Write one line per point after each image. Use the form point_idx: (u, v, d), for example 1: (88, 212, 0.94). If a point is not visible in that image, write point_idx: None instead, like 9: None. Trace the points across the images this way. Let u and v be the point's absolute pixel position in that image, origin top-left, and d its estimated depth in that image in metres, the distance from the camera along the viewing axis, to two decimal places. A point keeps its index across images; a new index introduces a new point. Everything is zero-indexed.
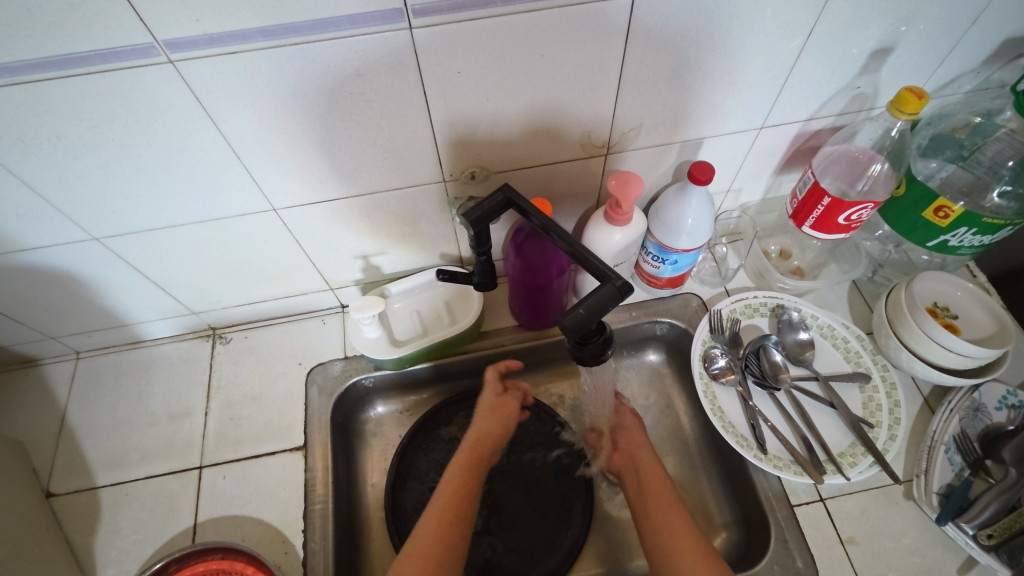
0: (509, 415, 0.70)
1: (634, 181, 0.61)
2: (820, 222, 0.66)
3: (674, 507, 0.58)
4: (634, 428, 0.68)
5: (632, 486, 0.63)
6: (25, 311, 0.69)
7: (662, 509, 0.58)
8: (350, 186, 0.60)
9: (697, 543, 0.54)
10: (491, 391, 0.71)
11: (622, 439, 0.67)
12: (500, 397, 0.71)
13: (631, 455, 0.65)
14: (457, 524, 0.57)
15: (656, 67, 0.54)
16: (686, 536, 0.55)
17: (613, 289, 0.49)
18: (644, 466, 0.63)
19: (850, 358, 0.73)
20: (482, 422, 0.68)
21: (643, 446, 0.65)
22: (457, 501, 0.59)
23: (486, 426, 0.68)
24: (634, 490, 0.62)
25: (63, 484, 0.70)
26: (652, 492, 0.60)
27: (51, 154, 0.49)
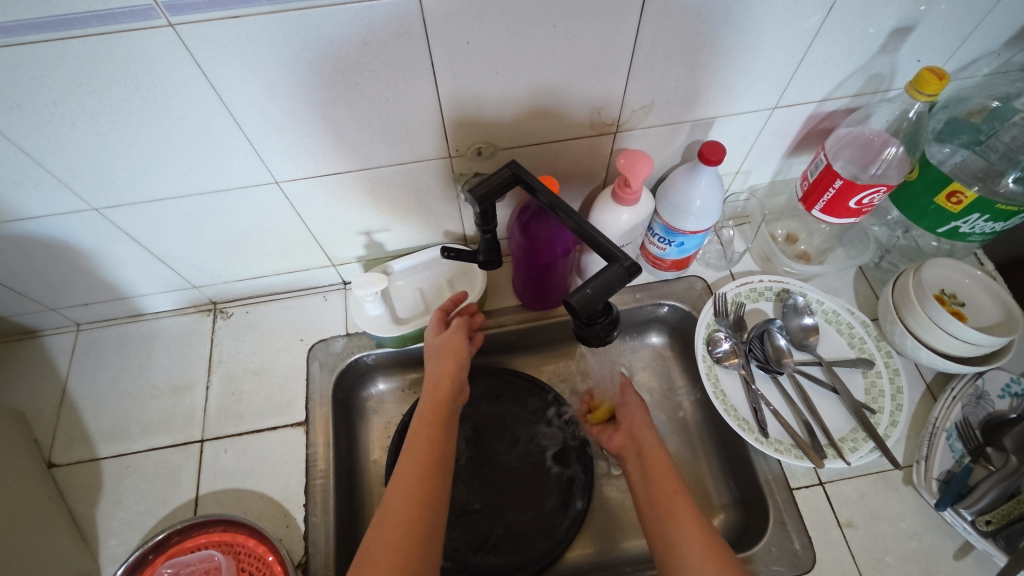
0: (460, 348, 0.63)
1: (643, 160, 0.60)
2: (830, 206, 0.65)
3: (680, 493, 0.57)
4: (637, 411, 0.67)
5: (636, 472, 0.61)
6: (24, 282, 0.68)
7: (665, 496, 0.56)
8: (355, 159, 0.59)
9: (702, 532, 0.53)
10: (433, 330, 0.65)
11: (627, 421, 0.67)
12: (442, 335, 0.64)
13: (636, 438, 0.64)
14: (434, 480, 0.53)
15: (671, 42, 0.53)
16: (693, 526, 0.53)
17: (620, 270, 0.48)
18: (648, 452, 0.62)
19: (855, 344, 0.72)
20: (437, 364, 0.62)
21: (647, 429, 0.65)
22: (430, 456, 0.54)
23: (440, 365, 0.61)
24: (638, 477, 0.61)
25: (65, 455, 0.70)
26: (656, 479, 0.59)
27: (48, 117, 0.47)
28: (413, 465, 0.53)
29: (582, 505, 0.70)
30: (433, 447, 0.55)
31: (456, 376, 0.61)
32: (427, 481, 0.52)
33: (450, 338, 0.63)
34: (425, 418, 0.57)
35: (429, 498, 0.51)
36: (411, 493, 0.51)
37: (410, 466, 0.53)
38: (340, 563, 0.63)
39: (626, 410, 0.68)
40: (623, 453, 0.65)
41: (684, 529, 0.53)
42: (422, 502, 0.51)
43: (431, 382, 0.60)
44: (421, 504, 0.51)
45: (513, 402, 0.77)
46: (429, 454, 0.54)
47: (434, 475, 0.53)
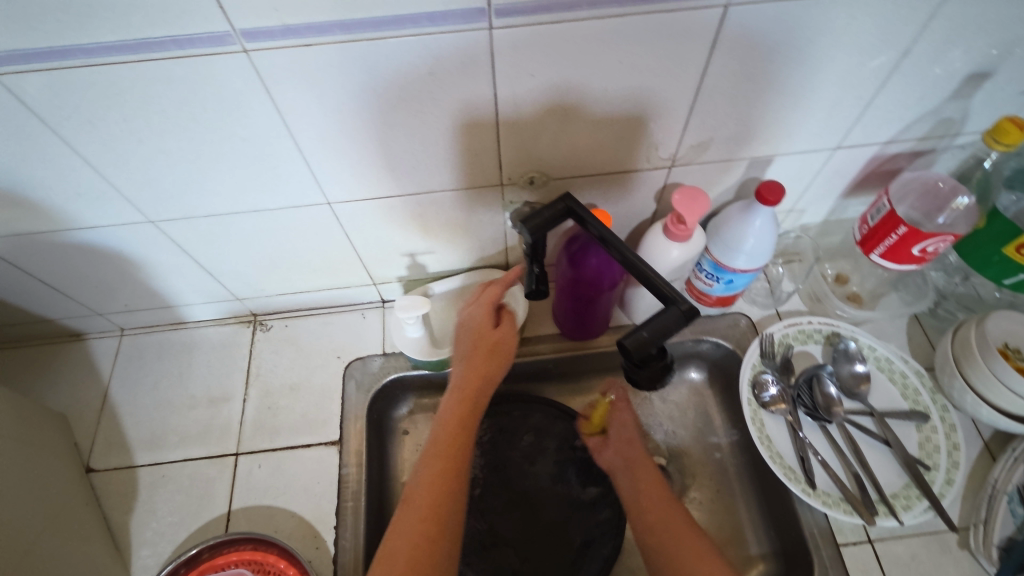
0: (501, 344, 0.58)
1: (700, 197, 0.59)
2: (891, 251, 0.63)
3: (678, 509, 0.56)
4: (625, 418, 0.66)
5: (625, 487, 0.60)
6: (75, 287, 0.69)
7: (659, 512, 0.56)
8: (407, 184, 0.59)
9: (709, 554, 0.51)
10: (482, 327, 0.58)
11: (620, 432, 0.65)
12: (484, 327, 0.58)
13: (626, 451, 0.63)
14: (450, 501, 0.50)
15: (737, 80, 0.52)
16: (690, 543, 0.52)
17: (678, 313, 0.47)
18: (638, 464, 0.61)
19: (908, 395, 0.69)
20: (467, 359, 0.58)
21: (639, 441, 0.64)
22: (449, 475, 0.51)
23: (471, 363, 0.57)
24: (628, 488, 0.60)
25: (103, 460, 0.71)
26: (648, 493, 0.58)
27: (117, 135, 0.48)
28: (429, 483, 0.51)
29: (614, 548, 0.68)
30: (453, 462, 0.52)
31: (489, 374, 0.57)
32: (446, 493, 0.50)
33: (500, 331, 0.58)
34: (445, 423, 0.54)
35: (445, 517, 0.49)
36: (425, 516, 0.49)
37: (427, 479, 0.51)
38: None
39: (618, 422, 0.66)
40: (613, 468, 0.63)
41: (682, 546, 0.52)
42: (438, 527, 0.48)
43: (457, 380, 0.57)
44: (437, 523, 0.48)
45: (543, 432, 0.75)
46: (448, 471, 0.51)
47: (450, 496, 0.50)
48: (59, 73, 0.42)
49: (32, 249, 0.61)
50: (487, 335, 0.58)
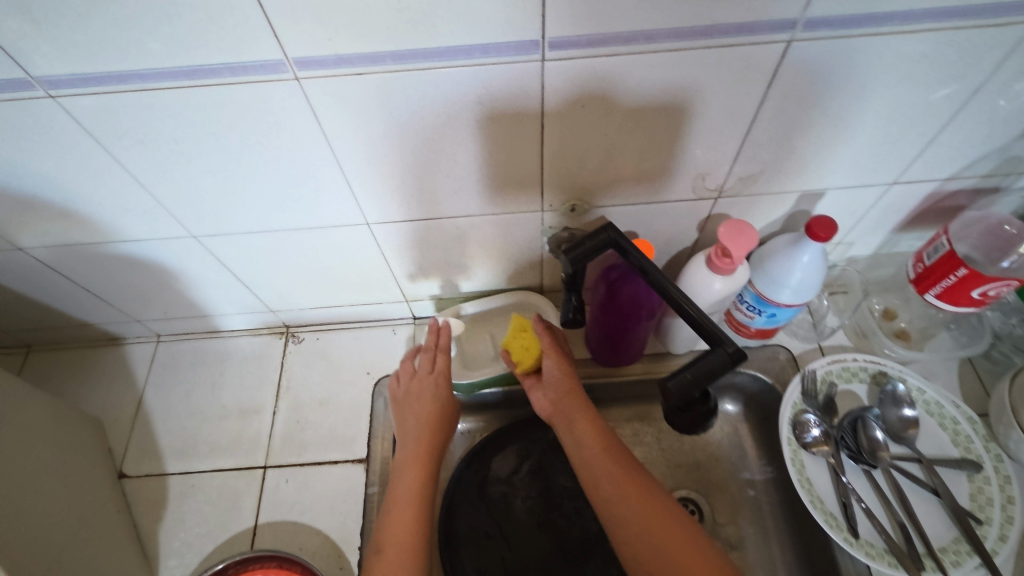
0: (432, 391, 0.61)
1: (747, 230, 0.56)
2: (948, 293, 0.60)
3: (609, 446, 0.54)
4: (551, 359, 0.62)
5: (569, 442, 0.56)
6: (115, 295, 0.71)
7: (606, 467, 0.52)
8: (447, 208, 0.59)
9: (639, 490, 0.50)
10: (412, 373, 0.63)
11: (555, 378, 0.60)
12: (420, 377, 0.62)
13: (560, 400, 0.59)
14: (420, 548, 0.50)
15: (793, 114, 0.50)
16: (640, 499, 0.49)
17: (724, 356, 0.45)
18: (577, 412, 0.57)
19: (959, 442, 0.65)
20: (408, 408, 0.60)
21: (574, 383, 0.60)
22: (418, 520, 0.51)
23: (415, 411, 0.59)
24: (571, 443, 0.56)
25: (136, 467, 0.72)
26: (588, 442, 0.55)
27: (166, 154, 0.49)
28: (399, 529, 0.50)
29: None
30: (421, 505, 0.52)
31: (441, 418, 0.59)
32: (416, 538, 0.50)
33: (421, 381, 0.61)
34: (406, 467, 0.55)
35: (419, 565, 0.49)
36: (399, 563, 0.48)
37: (398, 525, 0.51)
38: None
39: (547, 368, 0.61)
40: (553, 419, 0.59)
41: (634, 502, 0.49)
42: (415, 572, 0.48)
43: (410, 428, 0.58)
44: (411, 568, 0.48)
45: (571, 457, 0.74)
46: (416, 514, 0.52)
47: (420, 543, 0.50)
48: (115, 97, 0.43)
49: (77, 259, 0.62)
50: (428, 392, 0.61)
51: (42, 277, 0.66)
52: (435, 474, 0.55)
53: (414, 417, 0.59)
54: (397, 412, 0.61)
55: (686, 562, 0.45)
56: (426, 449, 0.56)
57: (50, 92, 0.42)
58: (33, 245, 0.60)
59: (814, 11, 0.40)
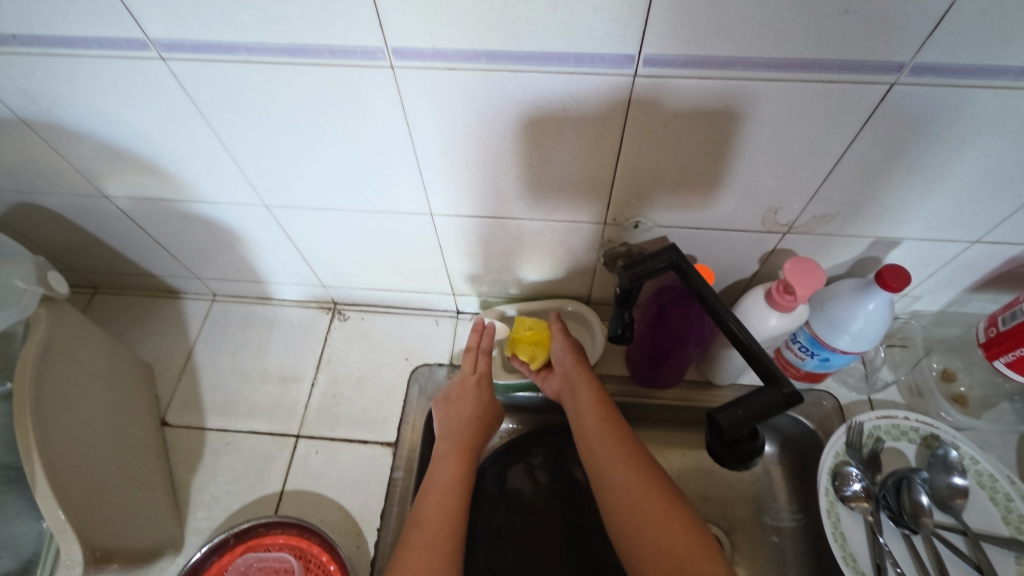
0: (473, 388, 0.65)
1: (814, 270, 0.55)
2: (1021, 363, 0.57)
3: (606, 417, 0.58)
4: (560, 344, 0.67)
5: (570, 410, 0.62)
6: (182, 251, 0.74)
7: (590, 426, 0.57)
8: (511, 209, 0.59)
9: (626, 453, 0.53)
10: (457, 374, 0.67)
11: (559, 360, 0.66)
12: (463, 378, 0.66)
13: (567, 374, 0.64)
14: (456, 530, 0.50)
15: (883, 158, 0.48)
16: (615, 451, 0.54)
17: (780, 396, 0.44)
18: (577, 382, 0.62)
19: (1011, 520, 0.61)
20: (450, 406, 0.64)
21: (580, 362, 0.65)
22: (454, 504, 0.52)
23: (455, 409, 0.63)
24: (572, 412, 0.61)
25: (178, 416, 0.74)
26: (586, 412, 0.59)
27: (256, 126, 0.50)
28: (435, 510, 0.51)
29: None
30: (459, 490, 0.54)
31: (478, 415, 0.62)
32: (453, 518, 0.51)
33: (463, 381, 0.66)
34: (446, 457, 0.57)
35: (455, 546, 0.49)
36: (435, 537, 0.49)
37: (436, 506, 0.52)
38: None
39: (558, 353, 0.67)
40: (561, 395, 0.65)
41: (612, 454, 0.54)
42: (450, 548, 0.48)
43: (448, 425, 0.62)
44: (445, 545, 0.48)
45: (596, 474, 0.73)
46: (455, 497, 0.53)
47: (456, 525, 0.50)
48: (220, 65, 0.44)
49: (155, 213, 0.65)
50: (470, 392, 0.64)
51: (119, 225, 0.69)
52: (472, 463, 0.57)
53: (454, 414, 0.63)
54: (440, 410, 0.65)
55: (653, 511, 0.48)
56: (463, 442, 0.59)
57: (161, 54, 0.44)
58: (118, 195, 0.63)
59: (925, 56, 0.39)
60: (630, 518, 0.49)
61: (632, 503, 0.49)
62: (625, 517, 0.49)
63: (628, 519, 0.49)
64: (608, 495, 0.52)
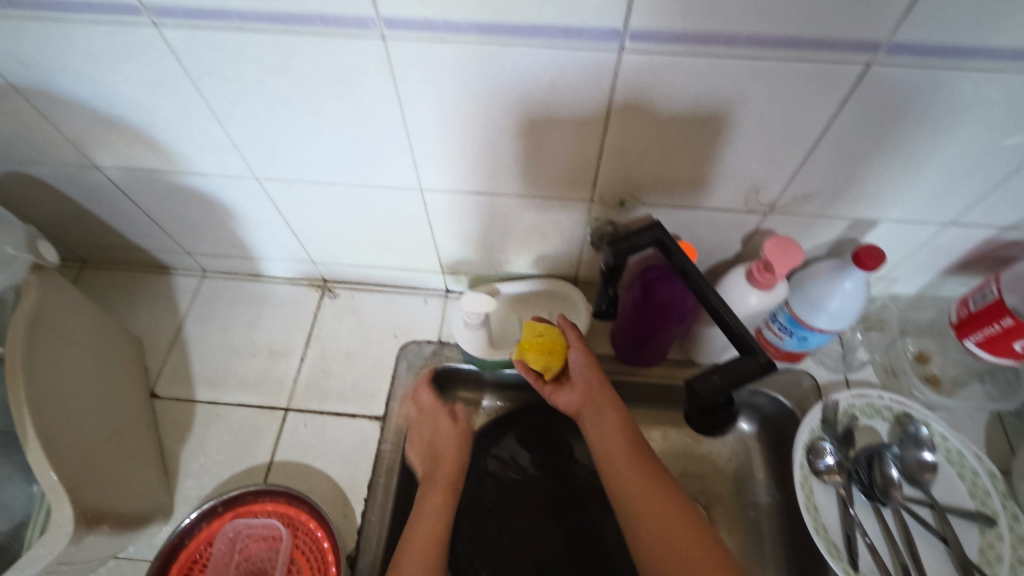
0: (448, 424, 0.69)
1: (793, 249, 0.57)
2: (989, 342, 0.59)
3: (633, 446, 0.57)
4: (576, 354, 0.63)
5: (591, 432, 0.60)
6: (172, 225, 0.74)
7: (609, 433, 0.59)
8: (500, 185, 0.60)
9: (657, 486, 0.54)
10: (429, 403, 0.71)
11: (580, 376, 0.63)
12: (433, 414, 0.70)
13: (591, 395, 0.62)
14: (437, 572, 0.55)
15: (861, 138, 0.50)
16: (635, 463, 0.56)
17: (754, 363, 0.46)
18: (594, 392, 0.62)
19: (976, 494, 0.64)
20: (433, 428, 0.69)
21: (600, 380, 0.62)
22: (437, 537, 0.57)
23: (439, 443, 0.68)
24: (594, 436, 0.60)
25: (167, 388, 0.75)
26: (609, 437, 0.59)
27: (248, 96, 0.51)
28: (422, 539, 0.57)
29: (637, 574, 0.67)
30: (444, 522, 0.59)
31: (460, 450, 0.67)
32: (438, 544, 0.57)
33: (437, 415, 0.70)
34: (428, 495, 0.62)
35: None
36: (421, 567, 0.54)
37: (424, 528, 0.58)
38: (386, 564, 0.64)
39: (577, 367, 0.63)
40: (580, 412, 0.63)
41: (639, 485, 0.54)
42: None
43: (438, 448, 0.67)
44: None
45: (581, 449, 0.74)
46: (440, 529, 0.58)
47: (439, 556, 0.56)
48: (213, 33, 0.45)
49: (146, 185, 0.66)
50: (444, 429, 0.69)
51: (109, 197, 0.69)
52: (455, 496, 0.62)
53: (438, 446, 0.67)
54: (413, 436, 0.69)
55: (678, 539, 0.50)
56: (451, 467, 0.64)
57: (154, 20, 0.44)
58: (108, 165, 0.63)
59: (901, 35, 0.40)
60: (656, 551, 0.51)
61: (659, 535, 0.51)
62: (649, 527, 0.52)
63: (658, 533, 0.51)
64: (634, 527, 0.53)
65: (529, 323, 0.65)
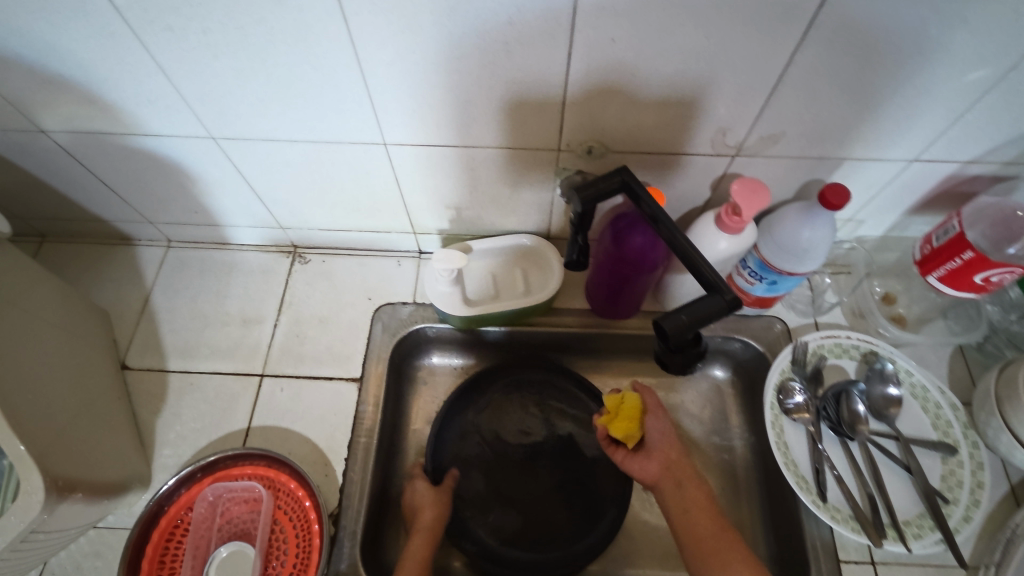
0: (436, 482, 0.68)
1: (760, 190, 0.56)
2: (950, 276, 0.60)
3: (710, 512, 0.57)
4: (655, 420, 0.63)
5: (667, 501, 0.58)
6: (131, 193, 0.72)
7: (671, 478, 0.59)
8: (466, 136, 0.59)
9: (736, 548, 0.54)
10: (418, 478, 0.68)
11: (659, 442, 0.62)
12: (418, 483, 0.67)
13: (670, 465, 0.60)
14: None
15: (825, 74, 0.49)
16: (708, 523, 0.56)
17: (721, 302, 0.46)
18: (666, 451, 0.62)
19: (939, 426, 0.67)
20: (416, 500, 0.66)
21: (683, 454, 0.61)
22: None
23: (427, 490, 0.66)
24: (671, 505, 0.58)
25: (138, 360, 0.74)
26: (691, 504, 0.58)
27: (196, 47, 0.49)
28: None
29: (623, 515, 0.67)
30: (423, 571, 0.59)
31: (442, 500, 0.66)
32: None
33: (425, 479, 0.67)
34: (414, 541, 0.62)
35: None
36: None
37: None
38: (370, 521, 0.65)
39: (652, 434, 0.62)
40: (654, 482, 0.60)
41: (722, 554, 0.53)
42: None
43: (424, 497, 0.66)
44: None
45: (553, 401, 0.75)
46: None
47: None
48: None
49: (98, 150, 0.63)
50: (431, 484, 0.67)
51: (61, 164, 0.66)
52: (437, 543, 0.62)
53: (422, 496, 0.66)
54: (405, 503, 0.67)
55: None
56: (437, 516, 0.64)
57: None
58: (55, 129, 0.60)
59: None
60: None
61: None
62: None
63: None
64: None
65: (611, 392, 0.67)
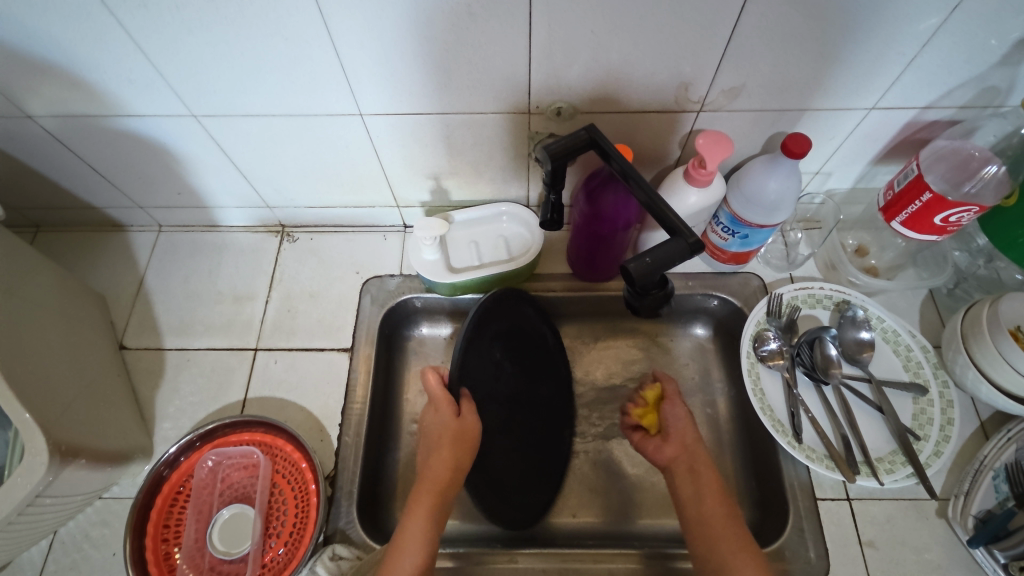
0: (468, 433, 0.62)
1: (724, 142, 0.58)
2: (912, 219, 0.62)
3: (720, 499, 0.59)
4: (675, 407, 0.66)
5: (684, 487, 0.61)
6: (121, 177, 0.74)
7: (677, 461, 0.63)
8: (438, 104, 0.61)
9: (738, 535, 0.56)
10: (449, 412, 0.62)
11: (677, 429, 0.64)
12: (454, 425, 0.62)
13: (688, 449, 0.63)
14: None
15: (777, 24, 0.51)
16: (715, 506, 0.58)
17: (684, 245, 0.49)
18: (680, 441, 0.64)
19: (910, 367, 0.70)
20: (439, 452, 0.61)
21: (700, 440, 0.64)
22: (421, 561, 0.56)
23: (446, 449, 0.61)
24: (687, 491, 0.60)
25: (136, 339, 0.76)
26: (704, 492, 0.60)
27: (170, 23, 0.50)
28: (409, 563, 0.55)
29: (568, 463, 0.74)
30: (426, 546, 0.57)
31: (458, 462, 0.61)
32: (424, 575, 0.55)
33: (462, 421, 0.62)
34: (420, 511, 0.59)
35: None
36: None
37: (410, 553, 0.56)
38: (365, 481, 0.68)
39: (668, 417, 0.66)
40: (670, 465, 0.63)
41: (731, 541, 0.55)
42: None
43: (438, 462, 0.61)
44: None
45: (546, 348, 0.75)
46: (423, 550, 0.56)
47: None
48: None
49: (85, 133, 0.65)
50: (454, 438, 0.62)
51: (49, 150, 0.68)
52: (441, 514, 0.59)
53: (442, 455, 0.61)
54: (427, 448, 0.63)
55: None
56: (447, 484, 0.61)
57: None
58: (42, 114, 0.62)
59: None
60: None
61: None
62: (716, 557, 0.55)
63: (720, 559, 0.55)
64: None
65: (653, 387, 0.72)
